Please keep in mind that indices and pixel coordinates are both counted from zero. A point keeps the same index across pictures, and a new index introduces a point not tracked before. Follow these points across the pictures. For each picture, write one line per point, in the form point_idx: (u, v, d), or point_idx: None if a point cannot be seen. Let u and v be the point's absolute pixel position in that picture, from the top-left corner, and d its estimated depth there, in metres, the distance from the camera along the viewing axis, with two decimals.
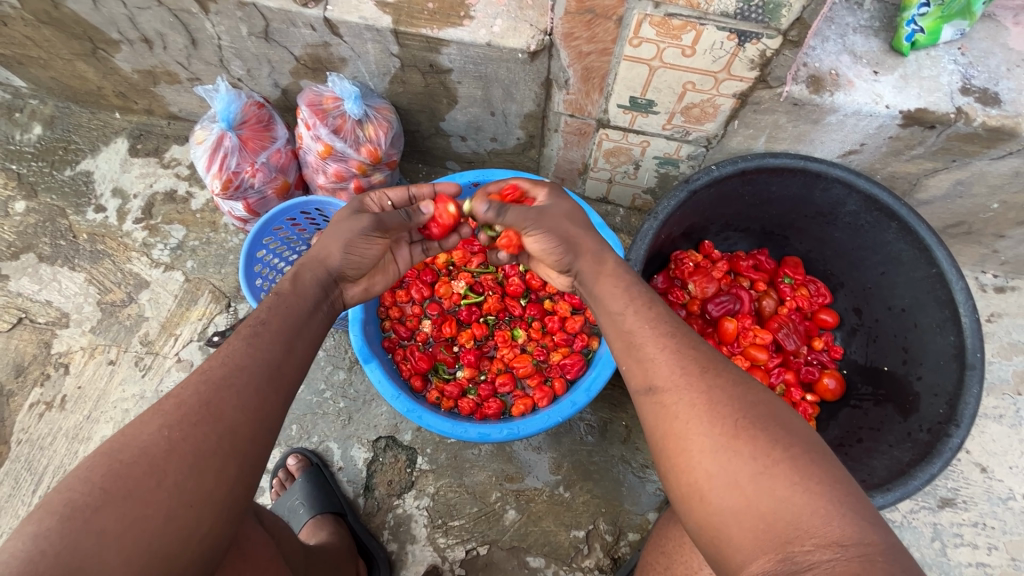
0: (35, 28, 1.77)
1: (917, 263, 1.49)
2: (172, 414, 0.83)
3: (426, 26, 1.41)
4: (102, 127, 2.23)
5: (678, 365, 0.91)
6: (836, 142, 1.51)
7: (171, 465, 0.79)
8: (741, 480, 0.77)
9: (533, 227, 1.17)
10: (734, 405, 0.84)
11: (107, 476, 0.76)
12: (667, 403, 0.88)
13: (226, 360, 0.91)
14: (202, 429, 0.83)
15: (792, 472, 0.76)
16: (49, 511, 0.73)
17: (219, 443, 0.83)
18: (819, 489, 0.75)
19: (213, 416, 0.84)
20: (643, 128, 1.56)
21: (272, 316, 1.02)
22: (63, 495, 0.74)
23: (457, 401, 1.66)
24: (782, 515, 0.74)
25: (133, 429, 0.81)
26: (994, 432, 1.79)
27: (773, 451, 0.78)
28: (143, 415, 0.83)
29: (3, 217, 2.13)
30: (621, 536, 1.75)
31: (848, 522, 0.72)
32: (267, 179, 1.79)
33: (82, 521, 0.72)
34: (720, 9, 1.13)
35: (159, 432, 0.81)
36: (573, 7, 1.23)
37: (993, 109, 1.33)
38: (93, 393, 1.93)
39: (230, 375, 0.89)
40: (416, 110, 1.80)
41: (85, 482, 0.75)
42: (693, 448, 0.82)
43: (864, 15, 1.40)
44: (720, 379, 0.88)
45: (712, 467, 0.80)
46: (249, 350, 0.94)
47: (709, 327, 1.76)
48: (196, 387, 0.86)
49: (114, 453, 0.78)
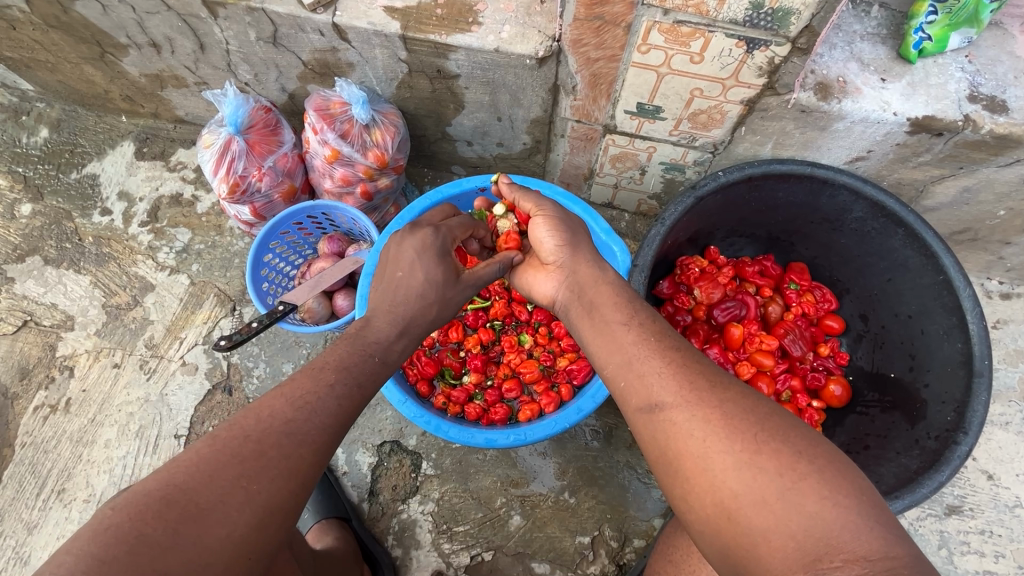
0: (43, 32, 1.78)
1: (924, 270, 1.48)
2: (251, 461, 0.82)
3: (434, 32, 1.41)
4: (109, 130, 2.24)
5: (692, 377, 0.91)
6: (842, 149, 1.51)
7: (243, 515, 0.78)
8: (768, 497, 0.76)
9: (541, 211, 1.26)
10: (752, 419, 0.84)
11: (181, 517, 0.74)
12: (681, 421, 0.87)
13: (311, 415, 0.91)
14: (277, 484, 0.82)
15: (819, 486, 0.76)
16: (118, 538, 0.70)
17: (287, 500, 0.83)
18: (848, 503, 0.74)
19: (288, 473, 0.84)
20: (650, 134, 1.57)
21: (360, 381, 1.03)
22: (136, 525, 0.71)
23: (463, 406, 1.65)
24: (812, 532, 0.73)
25: (212, 467, 0.79)
26: (1000, 439, 1.79)
27: (798, 465, 0.78)
28: (221, 452, 0.81)
29: (9, 219, 2.13)
30: (626, 542, 1.74)
31: (877, 536, 0.72)
32: (273, 184, 1.79)
33: (148, 559, 0.70)
34: (729, 17, 1.13)
35: (237, 479, 0.80)
36: (582, 13, 1.23)
37: (1001, 116, 1.33)
38: (98, 396, 1.93)
39: (313, 434, 0.90)
40: (422, 114, 1.80)
41: (157, 516, 0.73)
42: (716, 467, 0.81)
43: (871, 23, 1.40)
44: (730, 392, 0.88)
45: (737, 485, 0.79)
46: (334, 412, 0.94)
47: (715, 333, 1.76)
48: (278, 438, 0.86)
49: (190, 491, 0.76)
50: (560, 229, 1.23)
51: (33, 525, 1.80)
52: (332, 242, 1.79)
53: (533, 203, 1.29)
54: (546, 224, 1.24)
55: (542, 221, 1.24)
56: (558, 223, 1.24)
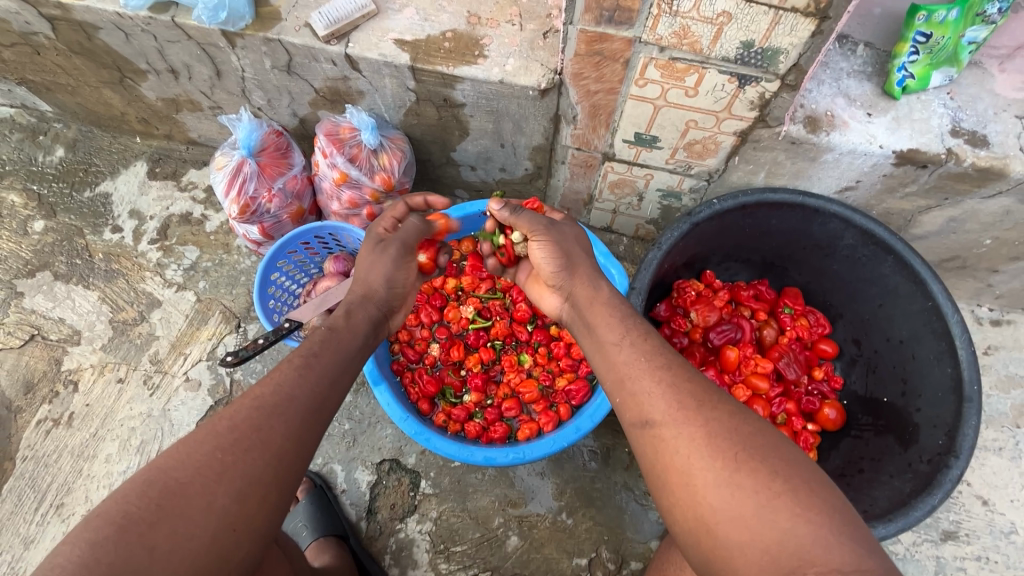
0: (66, 57, 1.85)
1: (913, 296, 1.53)
2: (225, 436, 0.87)
3: (441, 63, 1.49)
4: (123, 151, 2.31)
5: (681, 396, 0.94)
6: (832, 179, 1.57)
7: (222, 488, 0.83)
8: (745, 513, 0.80)
9: (540, 236, 1.25)
10: (733, 438, 0.87)
11: (162, 493, 0.80)
12: (667, 438, 0.90)
13: (277, 388, 0.97)
14: (254, 455, 0.87)
15: (793, 503, 0.79)
16: (106, 520, 0.76)
17: (265, 469, 0.87)
18: (821, 520, 0.77)
19: (263, 443, 0.89)
20: (647, 162, 1.63)
21: (321, 354, 1.09)
22: (120, 506, 0.77)
23: (463, 424, 1.68)
24: (786, 546, 0.76)
25: (187, 448, 0.85)
26: (993, 465, 1.81)
27: (774, 483, 0.81)
28: (196, 434, 0.87)
29: (22, 235, 2.18)
30: (623, 565, 1.75)
31: (849, 551, 0.75)
32: (283, 204, 1.85)
33: (135, 535, 0.76)
34: (721, 55, 1.20)
35: (213, 453, 0.85)
36: (582, 49, 1.30)
37: (982, 150, 1.39)
38: (101, 410, 1.96)
39: (282, 403, 0.95)
40: (428, 140, 1.86)
41: (141, 495, 0.79)
42: (697, 483, 0.85)
43: (857, 61, 1.47)
44: (717, 411, 0.90)
45: (716, 501, 0.83)
46: (299, 381, 1.00)
47: (710, 355, 1.79)
48: (248, 411, 0.91)
49: (169, 470, 0.82)
50: (562, 254, 1.24)
51: (31, 539, 1.81)
52: (338, 262, 1.84)
53: (532, 224, 1.26)
54: (546, 249, 1.24)
55: (542, 247, 1.25)
56: (562, 250, 1.24)
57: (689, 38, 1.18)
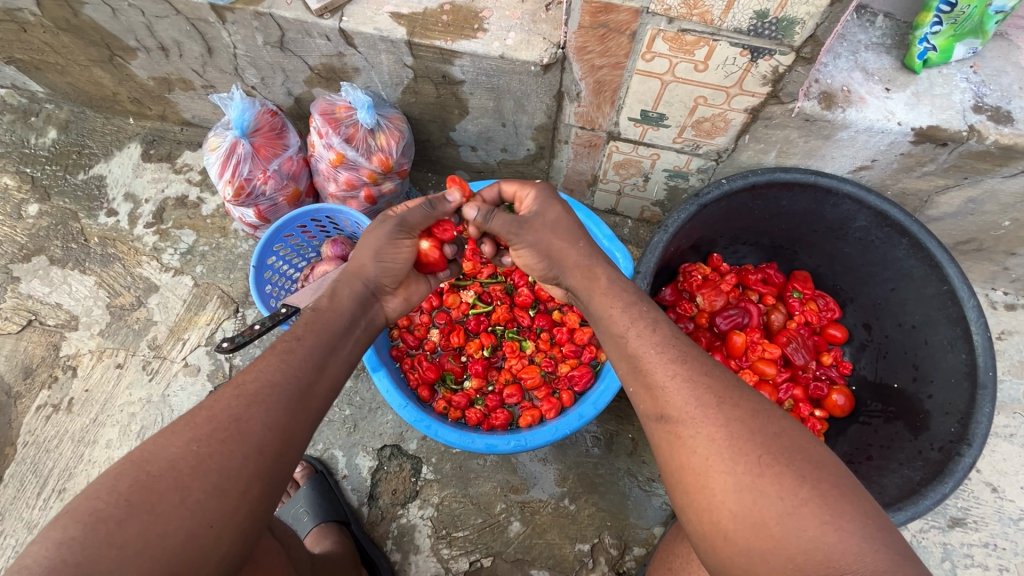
0: (53, 35, 1.80)
1: (928, 280, 1.48)
2: (202, 428, 0.85)
3: (440, 38, 1.42)
4: (116, 132, 2.26)
5: (699, 393, 0.88)
6: (846, 157, 1.51)
7: (197, 482, 0.80)
8: (768, 521, 0.78)
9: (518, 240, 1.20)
10: (757, 440, 0.83)
11: (133, 487, 0.77)
12: (684, 437, 0.86)
13: (257, 375, 0.94)
14: (231, 446, 0.84)
15: (822, 510, 0.76)
16: (74, 518, 0.74)
17: (243, 462, 0.84)
18: (852, 527, 0.75)
19: (241, 434, 0.86)
20: (653, 141, 1.57)
21: (302, 335, 1.05)
22: (89, 503, 0.75)
23: (463, 411, 1.65)
24: (812, 555, 0.75)
25: (163, 441, 0.82)
26: (1005, 451, 1.77)
27: (800, 489, 0.78)
28: (175, 426, 0.85)
29: (16, 219, 2.15)
30: (626, 550, 1.73)
31: (882, 558, 0.73)
32: (279, 186, 1.80)
33: (103, 533, 0.73)
34: (733, 26, 1.14)
35: (188, 445, 0.82)
36: (587, 21, 1.23)
37: (1006, 127, 1.32)
38: (100, 396, 1.94)
39: (262, 392, 0.91)
40: (427, 119, 1.81)
41: (111, 491, 0.77)
42: (715, 488, 0.82)
43: (875, 32, 1.41)
44: (739, 410, 0.86)
45: (737, 507, 0.80)
46: (280, 367, 0.96)
47: (717, 340, 1.75)
48: (229, 399, 0.89)
49: (143, 463, 0.80)
50: (545, 254, 1.18)
51: (33, 524, 1.80)
52: (335, 246, 1.79)
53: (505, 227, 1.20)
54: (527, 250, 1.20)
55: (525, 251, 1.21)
56: (542, 247, 1.18)
57: (699, 8, 1.12)
